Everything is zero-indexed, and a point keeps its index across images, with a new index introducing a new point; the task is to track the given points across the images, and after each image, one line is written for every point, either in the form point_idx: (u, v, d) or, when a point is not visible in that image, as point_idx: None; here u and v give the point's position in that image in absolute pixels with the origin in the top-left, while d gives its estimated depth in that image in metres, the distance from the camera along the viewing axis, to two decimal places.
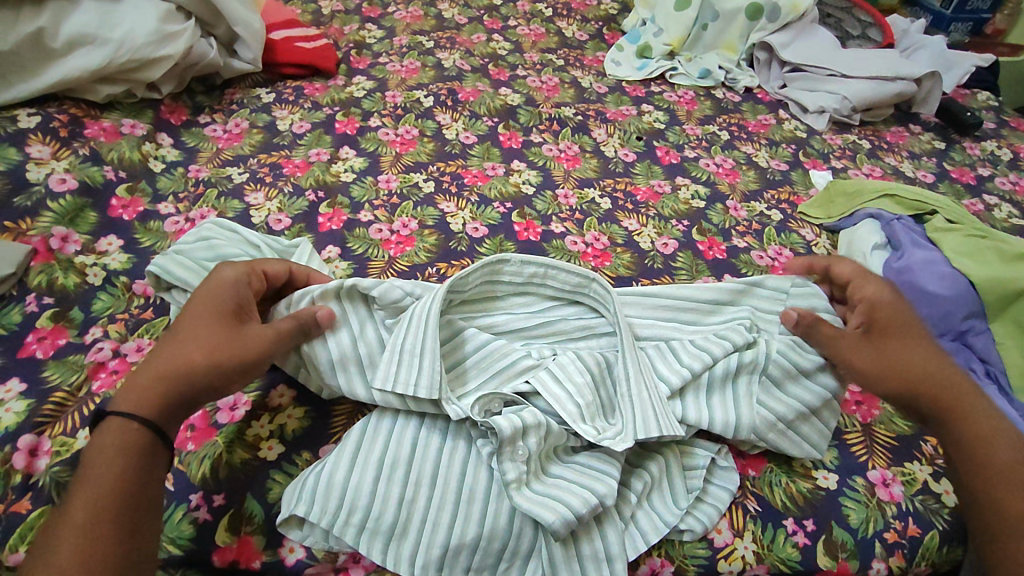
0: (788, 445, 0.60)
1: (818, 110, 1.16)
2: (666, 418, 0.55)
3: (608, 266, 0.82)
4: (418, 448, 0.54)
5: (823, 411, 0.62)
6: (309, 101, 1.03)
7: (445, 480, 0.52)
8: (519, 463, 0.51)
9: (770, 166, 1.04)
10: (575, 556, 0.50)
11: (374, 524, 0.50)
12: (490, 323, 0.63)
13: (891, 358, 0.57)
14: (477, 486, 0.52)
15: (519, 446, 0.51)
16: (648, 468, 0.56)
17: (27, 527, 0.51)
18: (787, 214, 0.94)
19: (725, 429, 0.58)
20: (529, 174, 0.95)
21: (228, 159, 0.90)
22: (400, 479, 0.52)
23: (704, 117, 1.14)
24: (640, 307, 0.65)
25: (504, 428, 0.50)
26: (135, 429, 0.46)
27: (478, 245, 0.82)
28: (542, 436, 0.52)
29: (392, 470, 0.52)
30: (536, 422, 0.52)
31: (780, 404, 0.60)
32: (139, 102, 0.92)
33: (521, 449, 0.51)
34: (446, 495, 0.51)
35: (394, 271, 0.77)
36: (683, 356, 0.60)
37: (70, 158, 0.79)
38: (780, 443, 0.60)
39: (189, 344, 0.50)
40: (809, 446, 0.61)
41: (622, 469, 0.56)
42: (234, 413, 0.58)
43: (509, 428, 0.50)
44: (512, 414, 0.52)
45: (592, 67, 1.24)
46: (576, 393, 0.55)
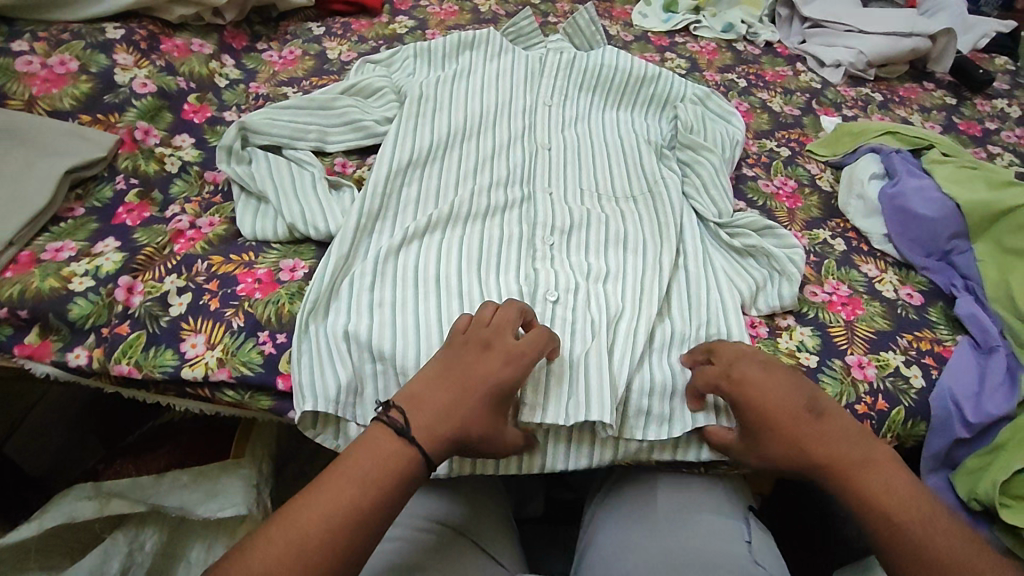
0: (703, 202, 0.82)
1: (834, 64, 1.21)
2: (592, 189, 0.83)
3: (610, 175, 0.85)
4: (426, 261, 0.70)
5: (716, 185, 0.83)
6: (355, 34, 1.12)
7: (453, 305, 0.66)
8: (509, 290, 0.69)
9: (784, 111, 1.11)
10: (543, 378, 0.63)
11: (377, 356, 0.61)
12: (483, 140, 0.89)
13: (782, 447, 0.57)
14: (478, 290, 0.68)
15: (489, 263, 0.71)
16: (624, 308, 0.69)
17: (127, 345, 0.62)
18: (795, 151, 1.01)
19: (616, 198, 0.82)
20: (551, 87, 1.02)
21: (283, 80, 1.00)
22: (409, 308, 0.65)
23: (724, 66, 1.21)
24: (570, 138, 0.92)
25: (471, 237, 0.74)
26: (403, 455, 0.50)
27: (491, 147, 0.88)
28: (491, 240, 0.74)
29: (386, 278, 0.68)
30: (499, 242, 0.74)
31: (704, 178, 0.84)
32: (205, 26, 1.01)
33: (491, 259, 0.72)
34: (453, 306, 0.66)
35: (415, 154, 0.83)
36: (602, 161, 0.88)
37: (149, 67, 0.88)
38: (692, 200, 0.82)
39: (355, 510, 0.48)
40: (718, 205, 0.82)
41: (591, 323, 0.67)
42: (294, 273, 0.70)
43: (479, 240, 0.73)
44: (467, 231, 0.75)
45: (620, 18, 1.31)
46: (527, 180, 0.83)
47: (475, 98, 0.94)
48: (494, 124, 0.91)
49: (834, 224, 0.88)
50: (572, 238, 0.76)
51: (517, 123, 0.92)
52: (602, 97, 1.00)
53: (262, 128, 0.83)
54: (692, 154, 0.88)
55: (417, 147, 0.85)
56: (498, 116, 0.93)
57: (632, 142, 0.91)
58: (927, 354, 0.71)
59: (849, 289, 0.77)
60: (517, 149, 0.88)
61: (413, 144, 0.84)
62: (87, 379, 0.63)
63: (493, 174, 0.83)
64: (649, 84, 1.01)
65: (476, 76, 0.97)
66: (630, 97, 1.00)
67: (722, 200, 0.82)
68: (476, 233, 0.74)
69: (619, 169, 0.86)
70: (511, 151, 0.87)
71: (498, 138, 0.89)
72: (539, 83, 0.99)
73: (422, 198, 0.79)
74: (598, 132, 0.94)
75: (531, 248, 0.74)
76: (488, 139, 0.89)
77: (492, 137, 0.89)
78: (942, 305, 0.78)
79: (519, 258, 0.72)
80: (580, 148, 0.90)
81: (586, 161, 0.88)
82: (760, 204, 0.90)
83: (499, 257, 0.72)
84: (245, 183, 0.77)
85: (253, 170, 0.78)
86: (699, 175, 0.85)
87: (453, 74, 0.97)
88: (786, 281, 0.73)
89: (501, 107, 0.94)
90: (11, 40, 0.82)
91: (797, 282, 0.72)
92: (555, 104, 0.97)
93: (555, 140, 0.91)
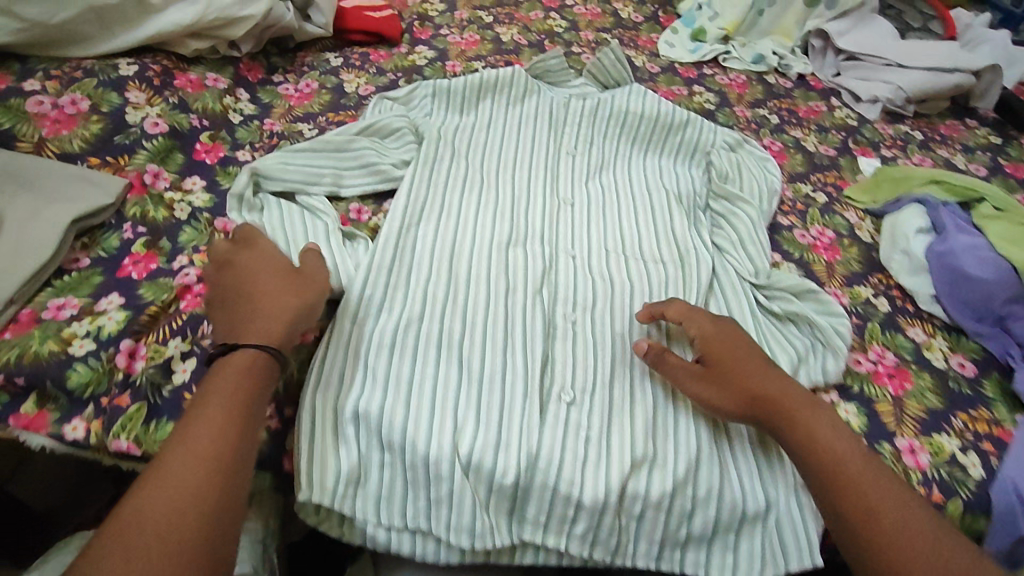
0: (735, 261, 0.78)
1: (871, 99, 1.16)
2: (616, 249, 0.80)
3: (636, 233, 0.82)
4: (443, 329, 0.66)
5: (751, 242, 0.79)
6: (374, 66, 1.09)
7: (470, 376, 0.62)
8: (531, 358, 0.65)
9: (818, 151, 1.06)
10: (563, 462, 0.58)
11: (387, 436, 0.58)
12: (504, 191, 0.86)
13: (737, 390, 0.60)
14: (495, 356, 0.64)
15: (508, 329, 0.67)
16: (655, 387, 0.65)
17: (127, 418, 0.59)
18: (832, 197, 0.96)
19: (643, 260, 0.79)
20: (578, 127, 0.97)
21: (299, 116, 0.97)
22: (424, 381, 0.61)
23: (755, 100, 1.16)
24: (593, 189, 0.90)
25: (490, 299, 0.70)
26: (262, 359, 0.56)
27: (513, 200, 0.85)
28: (510, 303, 0.70)
29: (400, 346, 0.64)
30: (519, 304, 0.70)
31: (740, 233, 0.81)
32: (221, 59, 0.98)
33: (511, 324, 0.68)
34: (467, 378, 0.62)
35: (434, 206, 0.80)
36: (625, 216, 0.85)
37: (161, 104, 0.86)
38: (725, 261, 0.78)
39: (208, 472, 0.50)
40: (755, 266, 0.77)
41: (618, 407, 0.63)
42: (304, 337, 0.66)
43: (500, 303, 0.70)
44: (486, 292, 0.71)
45: (646, 48, 1.27)
46: (546, 236, 0.81)
47: (498, 147, 0.93)
48: (516, 175, 0.89)
49: (876, 280, 0.83)
50: (597, 305, 0.72)
51: (539, 173, 0.90)
52: (629, 144, 0.97)
53: (276, 174, 0.79)
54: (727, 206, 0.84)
55: (436, 196, 0.82)
56: (518, 165, 0.91)
57: (658, 195, 0.88)
58: (985, 438, 0.66)
59: (896, 359, 0.72)
60: (539, 201, 0.86)
61: (432, 194, 0.82)
62: (85, 451, 0.60)
63: (513, 229, 0.81)
64: (677, 130, 0.98)
65: (498, 125, 0.96)
66: (658, 145, 0.97)
67: (759, 257, 0.78)
68: (495, 297, 0.70)
69: (645, 224, 0.83)
70: (532, 203, 0.85)
71: (518, 188, 0.87)
72: (562, 130, 0.97)
73: (440, 250, 0.75)
74: (624, 182, 0.92)
75: (550, 313, 0.71)
76: (509, 189, 0.87)
77: (513, 188, 0.87)
78: (997, 378, 0.73)
79: (538, 327, 0.68)
80: (604, 203, 0.88)
81: (608, 216, 0.85)
82: (798, 257, 0.84)
83: (519, 321, 0.68)
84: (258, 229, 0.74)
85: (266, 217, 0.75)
86: (734, 230, 0.81)
87: (474, 123, 0.96)
88: (830, 354, 0.68)
89: (524, 156, 0.92)
90: (23, 79, 0.80)
91: (844, 356, 0.68)
92: (579, 154, 0.95)
93: (578, 190, 0.89)
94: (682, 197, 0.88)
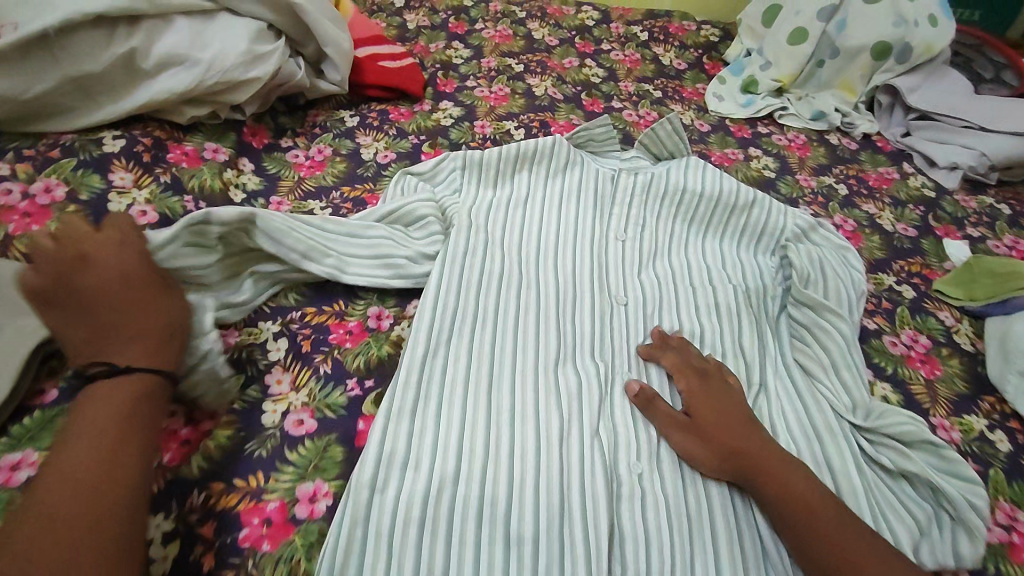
0: (824, 393, 0.66)
1: (948, 166, 1.03)
2: None
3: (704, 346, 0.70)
4: (486, 495, 0.55)
5: (842, 367, 0.67)
6: (394, 127, 0.97)
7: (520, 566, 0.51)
8: (597, 539, 0.54)
9: (897, 230, 0.93)
10: None
11: None
12: (547, 291, 0.74)
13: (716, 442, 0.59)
14: (548, 537, 0.53)
15: (565, 495, 0.56)
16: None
17: None
18: (920, 292, 0.83)
19: None
20: (628, 205, 0.85)
21: (310, 191, 0.85)
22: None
23: (818, 166, 1.04)
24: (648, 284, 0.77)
25: (538, 450, 0.59)
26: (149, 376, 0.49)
27: (559, 304, 0.73)
28: (563, 455, 0.59)
29: (433, 525, 0.52)
30: (572, 457, 0.59)
31: (828, 351, 0.69)
32: (222, 123, 0.86)
33: (568, 487, 0.57)
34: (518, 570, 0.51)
35: (468, 318, 0.69)
36: (689, 323, 0.73)
37: (151, 187, 0.74)
38: (812, 390, 0.66)
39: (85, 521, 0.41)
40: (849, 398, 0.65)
41: None
42: (314, 507, 0.53)
43: (551, 456, 0.58)
44: (533, 438, 0.60)
45: (692, 101, 1.15)
46: (599, 352, 0.69)
47: (538, 231, 0.81)
48: (559, 269, 0.77)
49: (987, 406, 0.71)
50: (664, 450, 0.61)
51: (585, 264, 0.79)
52: (686, 224, 0.85)
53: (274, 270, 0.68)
54: (811, 314, 0.72)
55: (469, 302, 0.70)
56: (562, 255, 0.79)
57: (727, 294, 0.75)
58: None
59: None
60: (588, 302, 0.74)
61: (464, 301, 0.70)
62: None
63: (560, 345, 0.69)
64: (742, 210, 0.86)
65: (537, 201, 0.84)
66: (719, 226, 0.85)
67: (855, 387, 0.65)
68: (546, 444, 0.59)
69: (713, 335, 0.71)
70: (580, 307, 0.73)
71: (562, 286, 0.75)
72: (610, 210, 0.85)
73: (476, 378, 0.63)
74: (684, 273, 0.79)
75: (606, 465, 0.59)
76: (552, 287, 0.75)
77: (558, 286, 0.75)
78: None
79: (599, 488, 0.57)
80: (664, 302, 0.75)
81: (669, 323, 0.73)
82: (891, 374, 0.73)
83: (574, 482, 0.57)
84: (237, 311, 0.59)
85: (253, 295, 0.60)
86: (821, 347, 0.69)
87: (509, 198, 0.84)
88: (965, 532, 0.55)
89: (567, 242, 0.80)
90: None
91: (984, 538, 0.54)
92: (630, 236, 0.83)
93: (631, 286, 0.77)
94: (755, 299, 0.76)
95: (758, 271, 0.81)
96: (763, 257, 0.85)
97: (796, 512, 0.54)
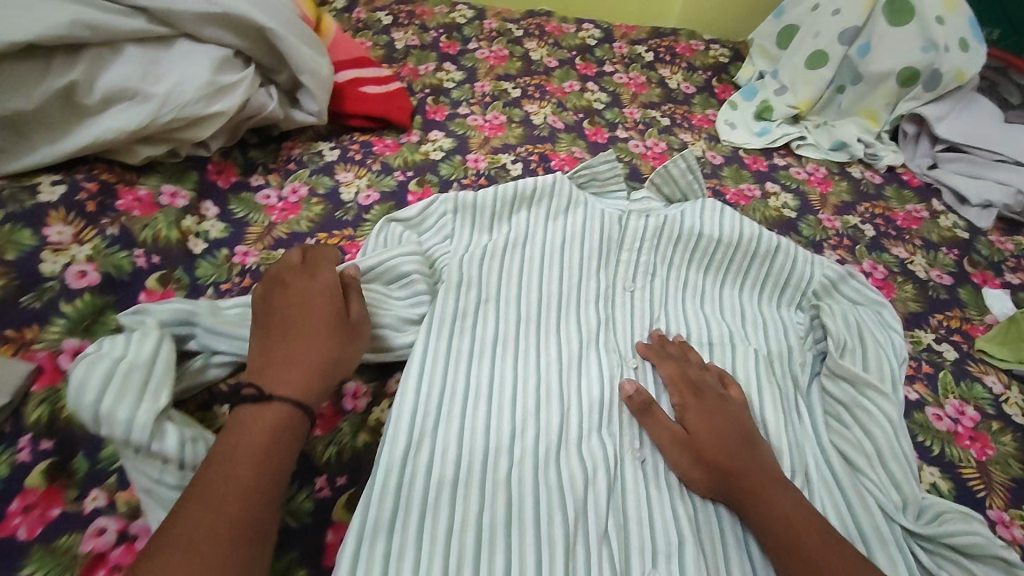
0: (869, 487, 0.57)
1: (982, 203, 0.95)
2: None
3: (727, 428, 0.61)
4: None
5: (890, 456, 0.58)
6: (378, 161, 0.88)
7: None
8: None
9: (931, 278, 0.85)
10: None
11: None
12: (547, 360, 0.65)
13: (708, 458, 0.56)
14: None
15: None
16: None
17: None
18: (963, 352, 0.75)
19: None
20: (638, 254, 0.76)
21: (281, 238, 0.76)
22: None
23: (841, 203, 0.95)
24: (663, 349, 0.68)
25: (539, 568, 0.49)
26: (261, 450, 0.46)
27: (561, 376, 0.64)
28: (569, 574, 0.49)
29: None
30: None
31: (870, 436, 0.60)
32: (182, 162, 0.77)
33: None
34: None
35: (456, 400, 0.59)
36: None
37: (95, 241, 0.64)
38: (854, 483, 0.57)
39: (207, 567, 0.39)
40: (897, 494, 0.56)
41: None
42: None
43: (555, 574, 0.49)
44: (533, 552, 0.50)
45: (702, 129, 1.06)
46: (608, 437, 0.60)
47: (536, 283, 0.71)
48: (561, 331, 0.68)
49: None
50: (686, 563, 0.52)
51: (590, 323, 0.69)
52: (702, 274, 0.76)
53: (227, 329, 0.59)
54: (849, 389, 0.63)
55: (457, 378, 0.61)
56: (564, 313, 0.69)
57: (749, 361, 0.66)
58: None
59: None
60: (593, 372, 0.64)
61: (452, 377, 0.61)
62: None
63: (563, 428, 0.59)
64: (764, 259, 0.76)
65: (535, 248, 0.75)
66: (739, 277, 0.76)
67: (904, 479, 0.57)
68: (548, 560, 0.50)
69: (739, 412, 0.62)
70: (586, 378, 0.64)
71: (564, 352, 0.66)
72: (617, 259, 0.76)
73: (465, 476, 0.54)
74: (702, 332, 0.70)
75: None
76: (553, 354, 0.65)
77: (559, 353, 0.66)
78: None
79: None
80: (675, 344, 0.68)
81: None
82: (939, 455, 0.64)
83: None
84: (111, 395, 0.48)
85: (143, 370, 0.51)
86: (862, 430, 0.60)
87: (504, 245, 0.74)
88: None
89: (569, 297, 0.71)
90: None
91: None
92: (640, 289, 0.74)
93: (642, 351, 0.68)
94: (784, 368, 0.67)
95: (784, 330, 0.72)
96: (788, 311, 0.76)
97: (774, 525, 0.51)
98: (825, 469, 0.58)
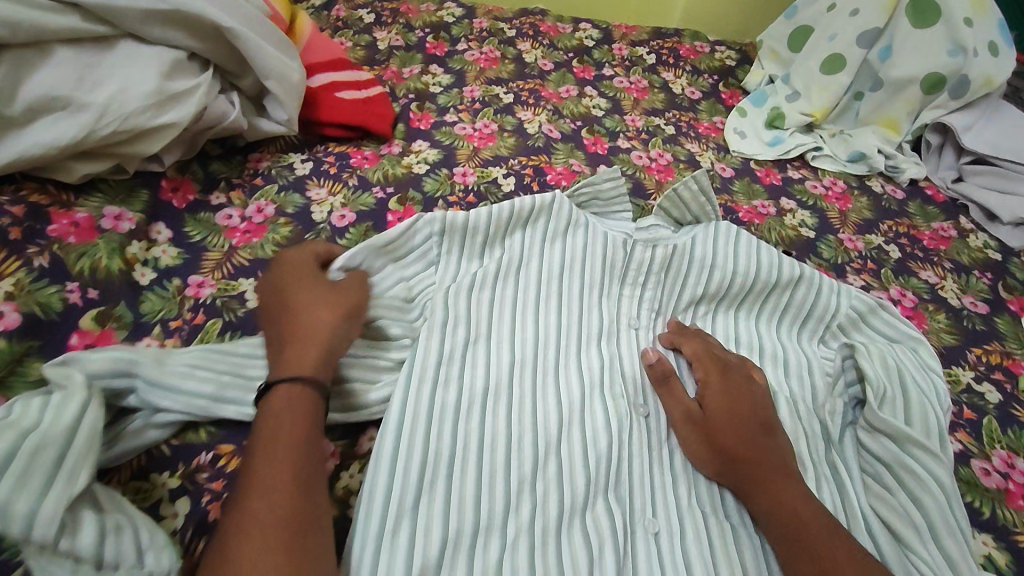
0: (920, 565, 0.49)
1: (1014, 222, 0.87)
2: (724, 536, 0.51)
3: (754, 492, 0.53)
4: None
5: (942, 527, 0.51)
6: (355, 175, 0.79)
7: None
8: None
9: (964, 305, 0.77)
10: None
11: None
12: (546, 411, 0.56)
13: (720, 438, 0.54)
14: None
15: None
16: None
17: None
18: (1007, 393, 0.67)
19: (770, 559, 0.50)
20: (646, 285, 0.68)
21: (242, 265, 0.67)
22: None
23: (863, 220, 0.87)
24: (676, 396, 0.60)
25: None
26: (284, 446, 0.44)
27: (562, 430, 0.55)
28: None
29: None
30: None
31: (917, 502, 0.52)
32: (130, 179, 0.68)
33: None
34: None
35: (440, 466, 0.51)
36: None
37: (17, 274, 0.55)
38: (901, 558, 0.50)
39: (276, 540, 0.38)
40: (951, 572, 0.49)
41: None
42: None
43: None
44: None
45: (710, 137, 0.98)
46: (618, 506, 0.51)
47: (531, 318, 0.63)
48: (561, 375, 0.59)
49: None
50: None
51: (594, 365, 0.61)
52: (715, 307, 0.68)
53: (171, 383, 0.51)
54: (890, 445, 0.56)
55: (440, 436, 0.52)
56: (564, 353, 0.61)
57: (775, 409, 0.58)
58: None
59: None
60: (599, 423, 0.56)
61: (435, 435, 0.52)
62: None
63: (565, 497, 0.51)
64: (786, 289, 0.68)
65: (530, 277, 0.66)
66: (758, 309, 0.68)
67: (957, 555, 0.49)
68: None
69: None
70: (591, 430, 0.55)
71: (565, 401, 0.57)
72: (622, 289, 0.68)
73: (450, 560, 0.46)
74: None
75: None
76: (553, 404, 0.57)
77: (560, 402, 0.57)
78: None
79: None
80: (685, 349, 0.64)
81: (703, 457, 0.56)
82: (989, 519, 0.56)
83: None
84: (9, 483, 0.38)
85: (56, 444, 0.42)
86: (907, 495, 0.53)
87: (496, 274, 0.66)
88: None
89: (569, 335, 0.62)
90: None
91: None
92: (647, 325, 0.66)
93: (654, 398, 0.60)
94: (812, 417, 0.59)
95: (810, 369, 0.64)
96: (811, 346, 0.68)
97: (774, 512, 0.49)
98: (867, 542, 0.51)
